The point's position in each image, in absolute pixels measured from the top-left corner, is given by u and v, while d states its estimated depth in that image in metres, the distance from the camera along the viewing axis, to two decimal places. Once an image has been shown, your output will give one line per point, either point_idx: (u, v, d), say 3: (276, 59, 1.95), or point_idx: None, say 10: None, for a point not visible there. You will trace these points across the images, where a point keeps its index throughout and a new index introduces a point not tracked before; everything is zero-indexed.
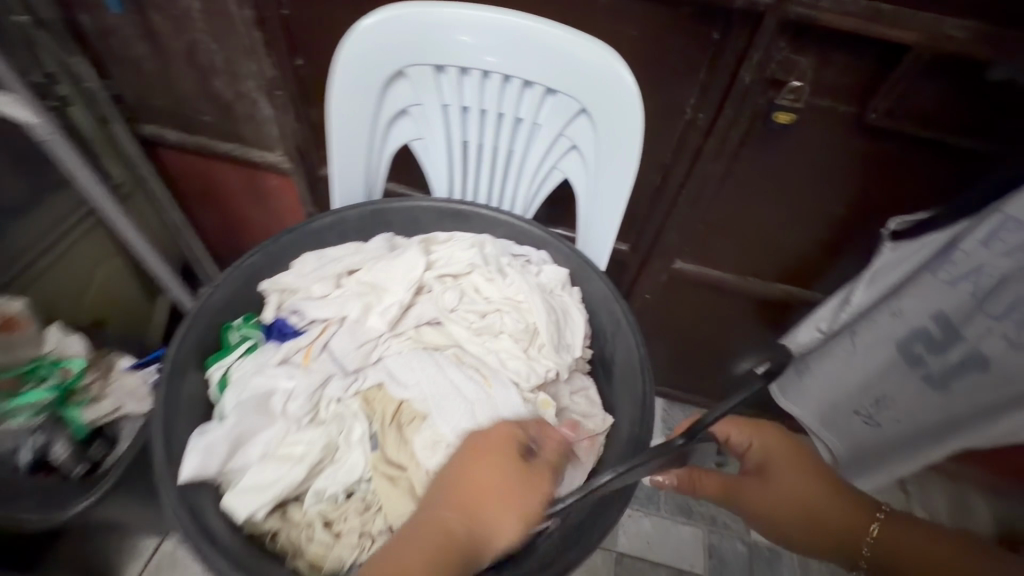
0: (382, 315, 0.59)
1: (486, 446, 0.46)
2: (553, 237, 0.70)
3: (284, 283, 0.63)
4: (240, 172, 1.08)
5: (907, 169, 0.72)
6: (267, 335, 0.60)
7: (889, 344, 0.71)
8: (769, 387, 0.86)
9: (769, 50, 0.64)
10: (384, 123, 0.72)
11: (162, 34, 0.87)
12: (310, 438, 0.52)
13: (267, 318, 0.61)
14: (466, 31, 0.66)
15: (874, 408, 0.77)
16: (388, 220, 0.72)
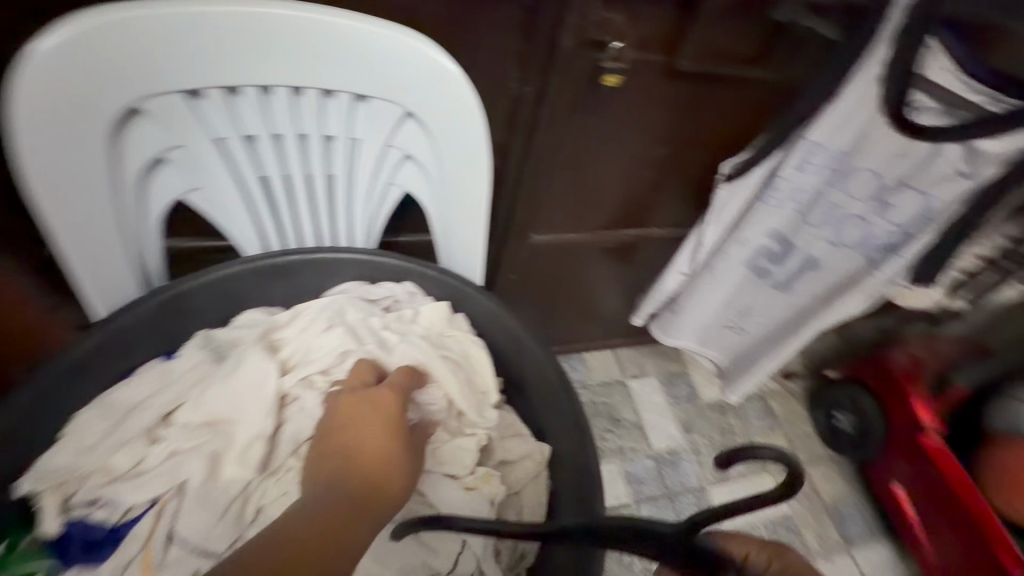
0: (241, 454, 0.44)
1: (386, 409, 0.43)
2: (417, 264, 0.59)
3: (66, 464, 0.43)
4: None
5: (720, 109, 0.75)
6: (62, 556, 0.42)
7: (742, 268, 0.79)
8: (653, 331, 0.92)
9: (583, 11, 0.59)
10: (135, 182, 0.51)
11: None
12: None
13: (51, 535, 0.42)
14: (221, 40, 0.48)
15: (740, 320, 0.87)
16: (192, 307, 0.53)
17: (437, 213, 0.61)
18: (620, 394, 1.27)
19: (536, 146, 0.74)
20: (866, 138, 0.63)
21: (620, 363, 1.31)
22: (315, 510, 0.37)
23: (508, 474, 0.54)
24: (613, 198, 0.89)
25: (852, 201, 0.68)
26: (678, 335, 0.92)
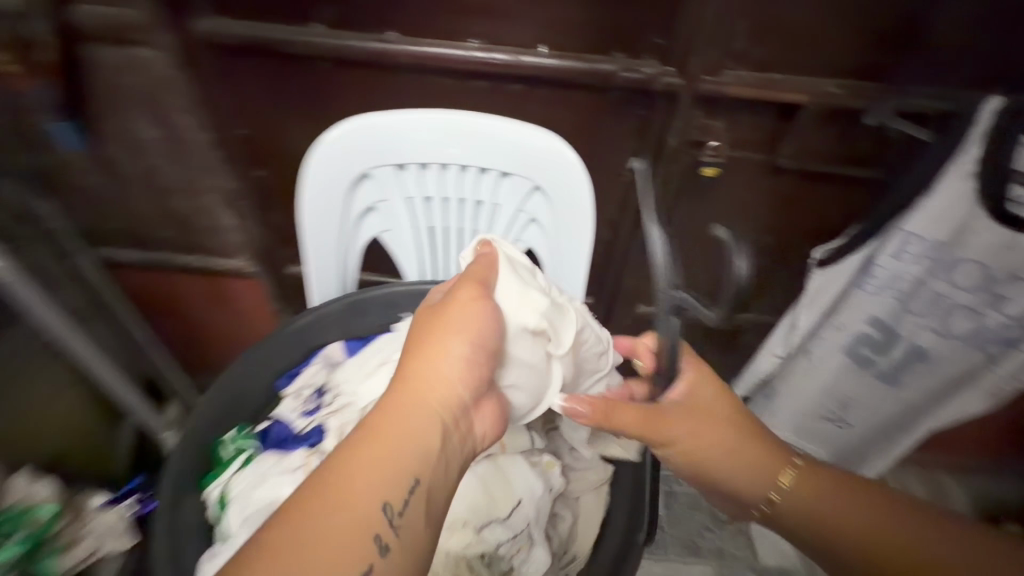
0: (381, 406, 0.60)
1: (420, 320, 0.50)
2: None
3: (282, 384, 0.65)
4: (204, 281, 1.10)
5: (818, 199, 0.82)
6: (262, 444, 0.63)
7: (841, 354, 0.84)
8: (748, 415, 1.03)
9: (688, 118, 0.74)
10: (354, 219, 0.77)
11: (118, 163, 0.89)
12: None
13: (262, 426, 0.64)
14: (425, 132, 0.73)
15: (845, 410, 0.92)
16: (366, 310, 0.73)
17: (549, 264, 0.77)
18: None
19: (641, 223, 0.87)
20: (966, 228, 0.64)
21: None
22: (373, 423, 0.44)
23: (572, 479, 0.62)
24: (716, 278, 0.97)
25: (961, 291, 0.69)
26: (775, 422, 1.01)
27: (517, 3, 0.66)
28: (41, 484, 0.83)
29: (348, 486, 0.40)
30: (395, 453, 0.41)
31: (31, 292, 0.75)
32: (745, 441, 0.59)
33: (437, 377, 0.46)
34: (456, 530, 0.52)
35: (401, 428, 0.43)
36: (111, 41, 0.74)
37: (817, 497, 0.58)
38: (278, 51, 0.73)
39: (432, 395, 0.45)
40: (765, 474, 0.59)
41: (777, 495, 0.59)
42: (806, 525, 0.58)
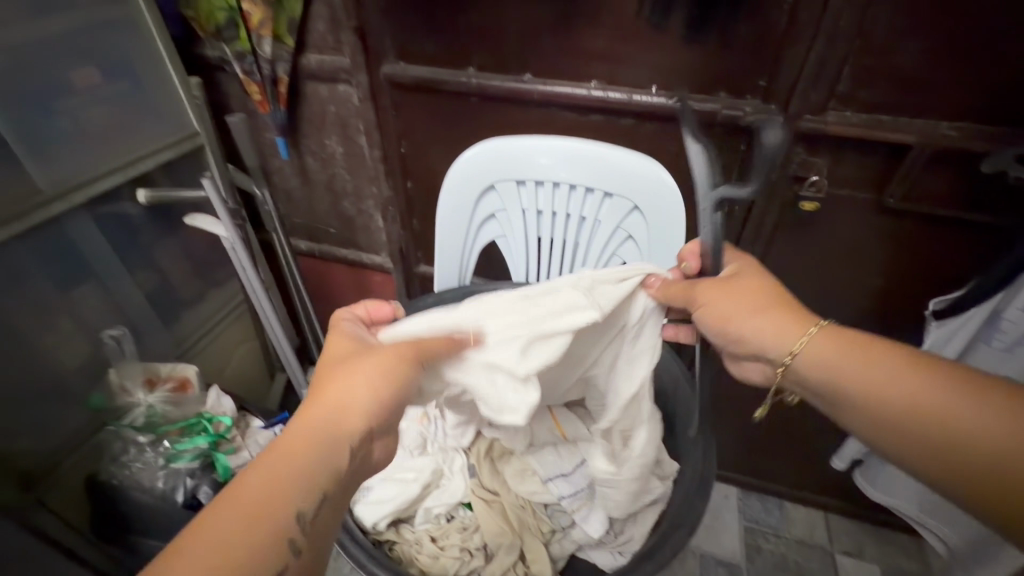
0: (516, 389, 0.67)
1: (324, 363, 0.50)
2: None
3: None
4: (353, 272, 1.34)
5: (935, 243, 0.80)
6: None
7: None
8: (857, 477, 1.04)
9: (788, 154, 0.78)
10: (476, 223, 0.90)
11: (311, 171, 1.17)
12: (418, 466, 0.64)
13: None
14: (545, 154, 0.83)
15: None
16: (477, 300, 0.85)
17: None
18: (820, 561, 1.19)
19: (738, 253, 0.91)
20: None
21: (828, 532, 1.24)
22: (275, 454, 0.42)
23: None
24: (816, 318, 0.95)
25: None
26: (887, 490, 1.00)
27: (634, 51, 0.78)
28: (226, 399, 1.00)
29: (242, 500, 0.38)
30: (285, 479, 0.40)
31: (243, 256, 1.01)
32: (755, 302, 0.54)
33: (342, 404, 0.45)
34: (528, 476, 0.62)
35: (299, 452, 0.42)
36: (324, 79, 1.00)
37: (837, 354, 0.49)
38: (438, 88, 0.93)
39: (326, 432, 0.43)
40: (778, 329, 0.52)
41: (791, 356, 0.52)
42: (830, 393, 0.50)
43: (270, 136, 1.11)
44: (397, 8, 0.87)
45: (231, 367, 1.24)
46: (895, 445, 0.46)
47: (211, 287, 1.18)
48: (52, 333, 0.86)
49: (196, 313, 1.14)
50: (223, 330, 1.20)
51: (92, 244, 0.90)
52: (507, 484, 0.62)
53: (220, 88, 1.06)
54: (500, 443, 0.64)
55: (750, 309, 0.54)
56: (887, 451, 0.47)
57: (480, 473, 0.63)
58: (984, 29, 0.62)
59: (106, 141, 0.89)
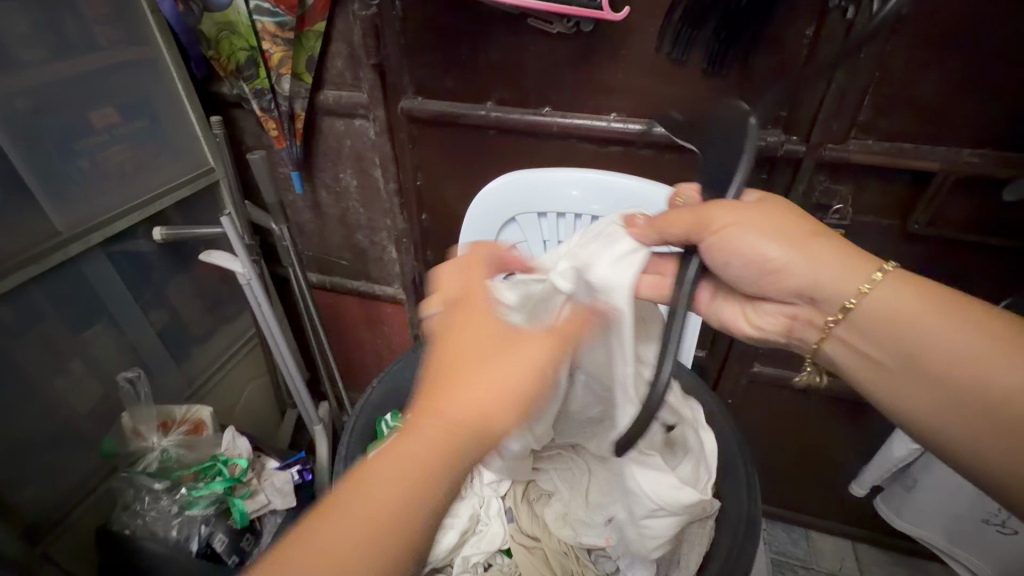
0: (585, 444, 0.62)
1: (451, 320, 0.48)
2: None
3: None
4: (364, 304, 1.33)
5: (962, 266, 0.80)
6: None
7: None
8: (882, 507, 1.00)
9: (811, 182, 0.79)
10: None
11: (325, 205, 1.17)
12: (455, 511, 0.62)
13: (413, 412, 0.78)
14: (573, 186, 0.83)
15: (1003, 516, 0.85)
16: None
17: None
18: None
19: None
20: None
21: (859, 563, 1.20)
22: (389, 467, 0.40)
23: None
24: None
25: None
26: (913, 520, 0.97)
27: (654, 84, 0.79)
28: (242, 440, 0.96)
29: (347, 512, 0.37)
30: (390, 493, 0.37)
31: (258, 291, 1.00)
32: (809, 239, 0.50)
33: (454, 416, 0.40)
34: (569, 522, 0.61)
35: (414, 465, 0.38)
36: (340, 115, 1.01)
37: (910, 301, 0.46)
38: (456, 122, 0.94)
39: (447, 441, 0.39)
40: (841, 270, 0.48)
41: (855, 300, 0.48)
42: (893, 343, 0.47)
43: (285, 170, 1.11)
44: (416, 45, 0.88)
45: (241, 405, 1.20)
46: (951, 402, 0.45)
47: (223, 323, 1.16)
48: (65, 376, 0.84)
49: (208, 350, 1.12)
50: (234, 367, 1.17)
51: (108, 285, 0.88)
52: (548, 529, 0.61)
53: (236, 125, 1.07)
54: (538, 484, 0.65)
55: (799, 251, 0.50)
56: (936, 416, 0.46)
57: (518, 517, 0.62)
58: (1003, 59, 0.63)
59: (125, 180, 0.89)
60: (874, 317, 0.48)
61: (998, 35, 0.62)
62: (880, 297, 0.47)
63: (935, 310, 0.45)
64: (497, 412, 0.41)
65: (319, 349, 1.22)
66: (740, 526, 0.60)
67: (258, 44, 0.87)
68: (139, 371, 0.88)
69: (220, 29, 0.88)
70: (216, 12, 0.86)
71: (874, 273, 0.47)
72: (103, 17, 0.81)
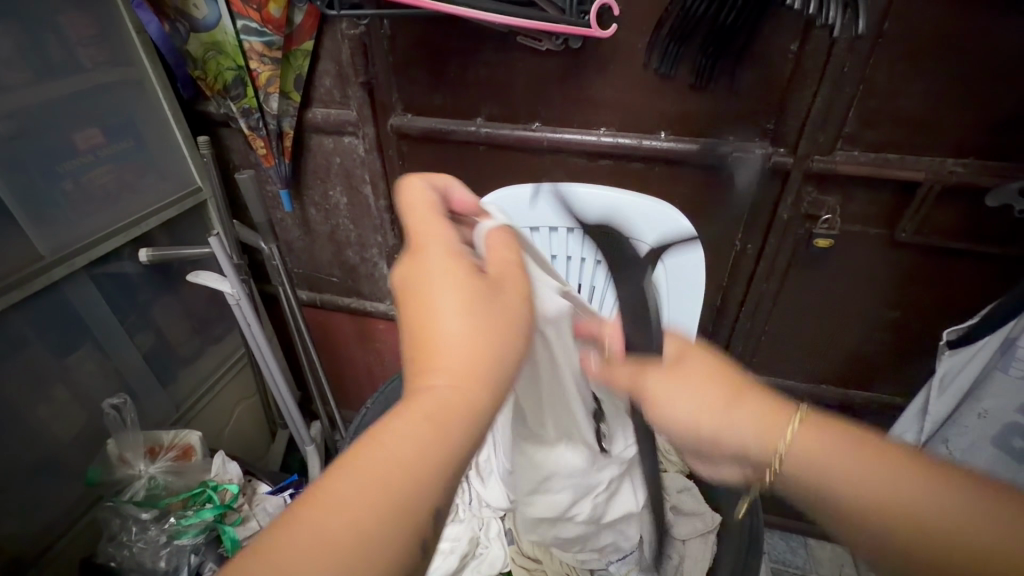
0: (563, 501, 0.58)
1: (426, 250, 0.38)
2: None
3: None
4: (356, 321, 1.31)
5: (948, 273, 0.81)
6: None
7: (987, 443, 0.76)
8: None
9: (799, 194, 0.80)
10: None
11: (314, 222, 1.16)
12: (454, 534, 0.61)
13: None
14: (566, 202, 0.83)
15: None
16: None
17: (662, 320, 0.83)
18: None
19: (753, 290, 0.91)
20: None
21: (858, 569, 1.20)
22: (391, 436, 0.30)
23: (679, 523, 0.64)
24: (833, 352, 0.95)
25: None
26: None
27: (643, 99, 0.80)
28: (232, 465, 0.95)
29: (337, 490, 0.26)
30: (402, 462, 0.28)
31: (248, 311, 0.98)
32: (727, 397, 0.42)
33: (456, 364, 0.32)
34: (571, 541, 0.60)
35: (426, 431, 0.29)
36: (329, 132, 1.00)
37: (831, 449, 0.36)
38: (446, 138, 0.94)
39: (461, 403, 0.31)
40: (750, 425, 0.40)
41: (779, 445, 0.38)
42: (840, 518, 0.35)
43: (274, 189, 1.10)
44: (405, 63, 0.88)
45: (231, 427, 1.18)
46: (913, 568, 0.32)
47: (211, 343, 1.14)
48: (47, 404, 0.81)
49: (195, 371, 1.10)
50: (223, 389, 1.15)
51: (93, 308, 0.86)
52: (549, 550, 0.60)
53: (223, 144, 1.06)
54: None
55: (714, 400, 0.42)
56: None
57: (518, 538, 0.61)
58: (981, 72, 0.65)
59: (110, 202, 0.87)
60: (810, 491, 0.36)
61: (975, 48, 0.64)
62: (801, 458, 0.37)
63: (881, 475, 0.34)
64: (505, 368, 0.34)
65: (310, 368, 1.20)
66: (741, 540, 0.60)
67: (245, 63, 0.86)
68: (125, 396, 0.86)
69: (207, 49, 0.87)
70: (203, 32, 0.86)
71: (788, 427, 0.39)
72: (87, 38, 0.80)
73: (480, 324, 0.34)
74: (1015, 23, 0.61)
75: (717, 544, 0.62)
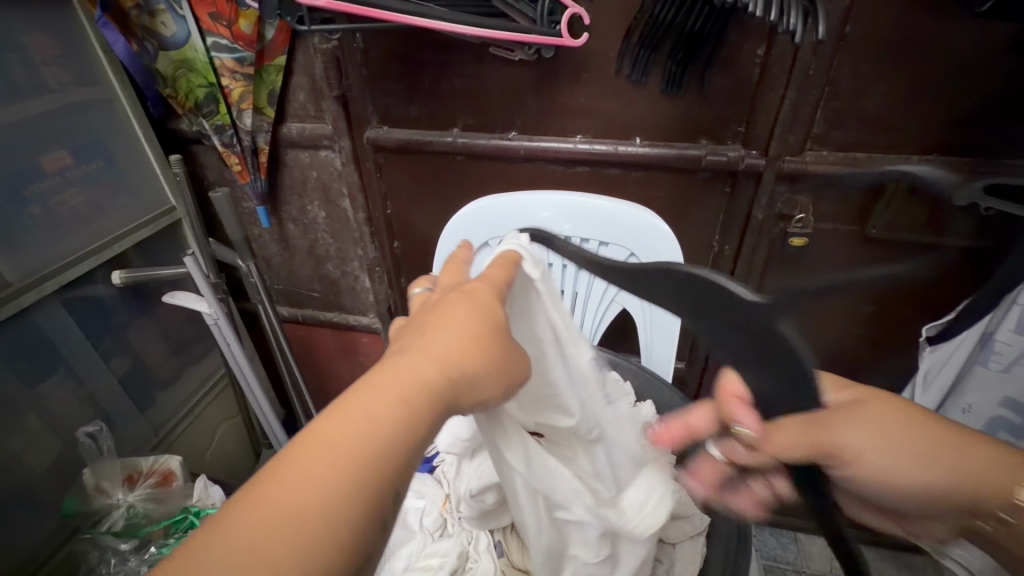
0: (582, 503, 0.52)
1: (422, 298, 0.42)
2: (622, 359, 0.82)
3: None
4: (338, 335, 1.30)
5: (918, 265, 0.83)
6: None
7: None
8: None
9: (772, 194, 0.81)
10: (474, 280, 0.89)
11: (293, 238, 1.14)
12: (443, 550, 0.60)
13: None
14: (544, 208, 0.83)
15: None
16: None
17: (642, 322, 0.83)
18: None
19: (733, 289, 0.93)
20: None
21: None
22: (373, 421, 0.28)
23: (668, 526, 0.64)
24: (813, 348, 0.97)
25: None
26: None
27: (617, 106, 0.81)
28: (215, 488, 0.92)
29: (304, 466, 0.25)
30: (367, 447, 0.26)
31: (228, 331, 0.96)
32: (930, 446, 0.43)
33: (430, 348, 0.33)
34: None
35: (399, 412, 0.28)
36: (304, 146, 1.00)
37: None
38: (423, 149, 0.93)
39: (436, 369, 0.31)
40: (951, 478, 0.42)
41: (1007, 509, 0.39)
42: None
43: (250, 205, 1.09)
44: (378, 76, 0.88)
45: (213, 448, 1.16)
46: None
47: (190, 364, 1.12)
48: (19, 435, 0.78)
49: (174, 394, 1.07)
50: (203, 410, 1.13)
51: (64, 333, 0.84)
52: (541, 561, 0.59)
53: (197, 161, 1.04)
54: None
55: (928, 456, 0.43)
56: None
57: (510, 551, 0.60)
58: (938, 72, 0.67)
59: (79, 224, 0.85)
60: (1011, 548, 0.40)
61: (932, 49, 0.66)
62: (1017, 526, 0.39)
63: None
64: (484, 357, 0.34)
65: (293, 385, 1.18)
66: (730, 540, 0.60)
67: (217, 80, 0.85)
68: (101, 424, 0.83)
69: (177, 66, 0.86)
70: (172, 49, 0.84)
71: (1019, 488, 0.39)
72: (52, 58, 0.78)
73: (463, 325, 0.35)
74: (967, 24, 0.64)
75: (707, 545, 0.62)
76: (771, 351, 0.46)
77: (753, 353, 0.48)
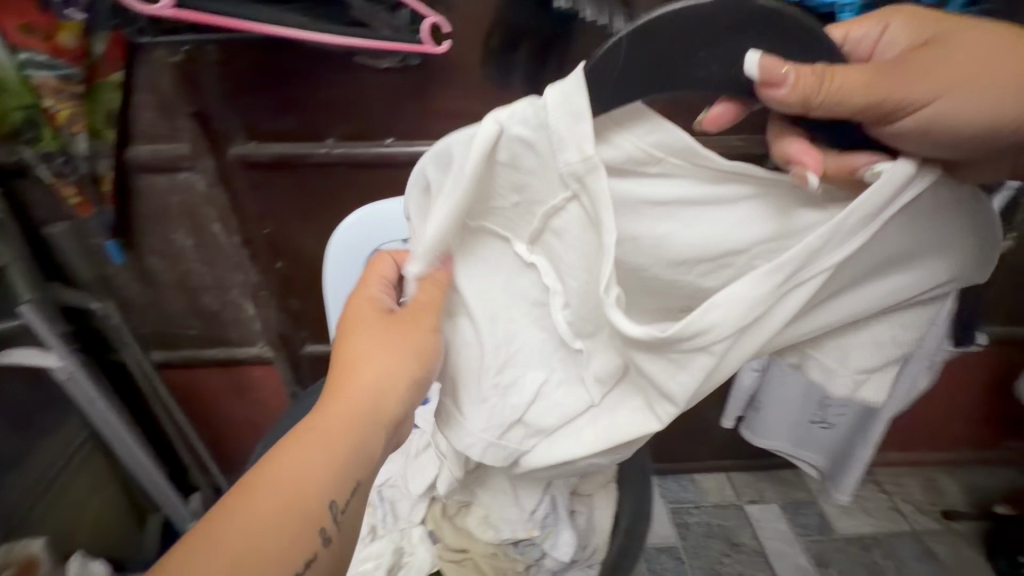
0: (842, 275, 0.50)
1: (355, 311, 0.63)
2: None
3: None
4: (224, 371, 1.19)
5: None
6: None
7: None
8: (742, 430, 1.14)
9: None
10: None
11: (156, 272, 1.03)
12: (377, 551, 0.67)
13: None
14: None
15: (822, 414, 1.06)
16: None
17: None
18: (737, 518, 1.35)
19: None
20: None
21: (735, 489, 1.40)
22: (303, 467, 0.50)
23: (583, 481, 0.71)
24: None
25: None
26: (765, 436, 1.13)
27: (487, 108, 0.87)
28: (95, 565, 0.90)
29: (248, 499, 0.47)
30: (322, 463, 0.51)
31: (86, 383, 0.87)
32: None
33: (369, 380, 0.57)
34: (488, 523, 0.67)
35: (328, 454, 0.51)
36: (159, 170, 0.91)
37: None
38: (299, 162, 0.91)
39: (365, 405, 0.55)
40: None
41: None
42: None
43: (97, 241, 0.96)
44: (240, 88, 0.84)
45: (86, 522, 1.01)
46: None
47: (41, 437, 0.94)
48: None
49: (24, 474, 0.90)
50: (67, 483, 0.97)
51: None
52: (472, 535, 0.68)
53: (18, 197, 0.89)
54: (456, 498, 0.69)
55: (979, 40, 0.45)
56: None
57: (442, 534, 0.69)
58: None
59: None
60: None
61: None
62: None
63: None
64: (398, 371, 0.57)
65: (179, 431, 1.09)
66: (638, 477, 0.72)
67: (37, 101, 0.74)
68: None
69: None
70: None
71: None
72: None
73: (375, 363, 0.58)
74: None
75: (617, 487, 0.72)
76: (686, 70, 0.42)
77: (637, 78, 0.42)
